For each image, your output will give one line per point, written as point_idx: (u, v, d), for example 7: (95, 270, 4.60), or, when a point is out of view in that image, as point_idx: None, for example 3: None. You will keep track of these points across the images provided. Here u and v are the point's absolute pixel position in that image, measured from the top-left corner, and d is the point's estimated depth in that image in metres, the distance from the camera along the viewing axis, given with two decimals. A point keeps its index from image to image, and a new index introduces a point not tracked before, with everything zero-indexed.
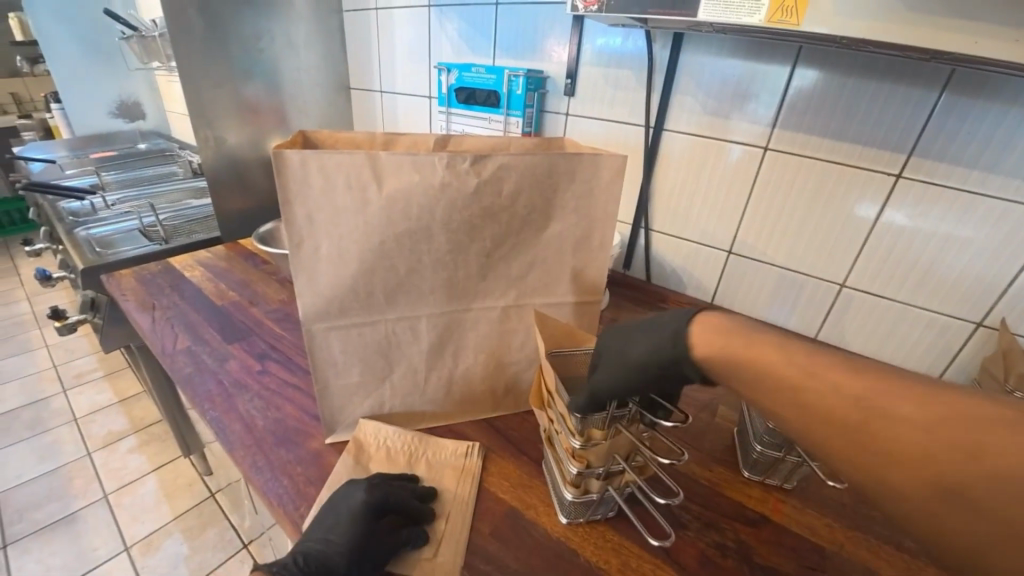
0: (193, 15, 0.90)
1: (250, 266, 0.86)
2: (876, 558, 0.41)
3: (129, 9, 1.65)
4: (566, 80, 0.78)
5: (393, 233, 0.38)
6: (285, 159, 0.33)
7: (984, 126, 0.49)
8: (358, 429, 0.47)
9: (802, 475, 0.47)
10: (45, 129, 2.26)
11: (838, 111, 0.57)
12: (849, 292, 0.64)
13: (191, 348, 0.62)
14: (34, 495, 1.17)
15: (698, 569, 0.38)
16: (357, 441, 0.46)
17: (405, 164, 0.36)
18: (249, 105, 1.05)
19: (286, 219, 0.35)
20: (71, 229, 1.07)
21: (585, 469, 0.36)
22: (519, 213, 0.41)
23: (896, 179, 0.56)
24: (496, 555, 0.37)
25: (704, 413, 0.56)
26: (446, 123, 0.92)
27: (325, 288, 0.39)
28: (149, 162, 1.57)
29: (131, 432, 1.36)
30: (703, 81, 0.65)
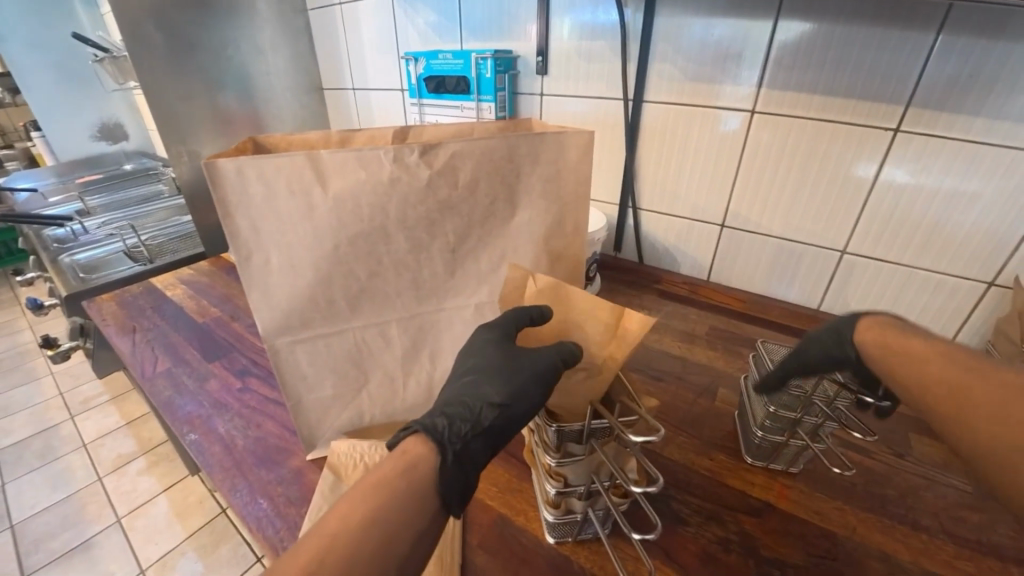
0: (151, 28, 0.87)
1: (231, 280, 0.84)
2: (890, 539, 0.38)
3: (99, 29, 1.62)
4: (538, 58, 0.74)
5: (346, 236, 0.36)
6: (219, 168, 0.31)
7: (987, 66, 0.45)
8: (331, 451, 0.44)
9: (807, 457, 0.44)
10: (30, 158, 2.25)
11: (826, 65, 0.53)
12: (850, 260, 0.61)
13: (171, 370, 0.60)
14: (49, 524, 1.18)
15: (700, 567, 0.36)
16: (331, 463, 0.43)
17: (349, 161, 0.33)
18: (221, 115, 1.03)
19: (228, 231, 0.33)
20: (55, 256, 1.06)
21: (565, 487, 0.34)
22: (481, 203, 0.38)
23: (893, 134, 0.52)
24: (487, 568, 0.35)
25: (702, 397, 0.53)
26: (419, 114, 0.89)
27: (282, 302, 0.37)
28: (132, 182, 1.55)
29: (140, 454, 1.36)
30: (681, 46, 0.61)
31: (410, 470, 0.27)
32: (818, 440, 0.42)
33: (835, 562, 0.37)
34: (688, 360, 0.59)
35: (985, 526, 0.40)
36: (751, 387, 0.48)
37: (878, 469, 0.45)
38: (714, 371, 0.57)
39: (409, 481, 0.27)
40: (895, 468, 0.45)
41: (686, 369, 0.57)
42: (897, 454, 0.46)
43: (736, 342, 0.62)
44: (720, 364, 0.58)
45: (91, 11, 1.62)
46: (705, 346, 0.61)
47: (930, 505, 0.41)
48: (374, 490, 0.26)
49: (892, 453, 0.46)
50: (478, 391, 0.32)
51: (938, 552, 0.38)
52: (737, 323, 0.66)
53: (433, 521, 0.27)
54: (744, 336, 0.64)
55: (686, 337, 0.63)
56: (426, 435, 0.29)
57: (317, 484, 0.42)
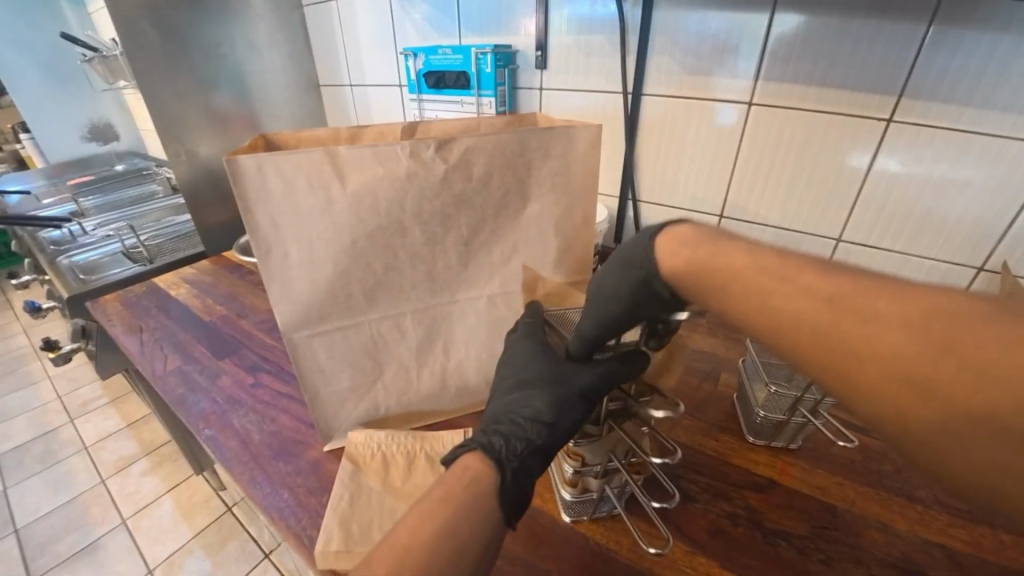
0: (147, 27, 0.86)
1: (235, 278, 0.84)
2: (887, 511, 0.40)
3: (86, 28, 1.60)
4: (536, 52, 0.75)
5: (364, 231, 0.37)
6: (240, 165, 0.31)
7: (977, 56, 0.47)
8: (349, 441, 0.45)
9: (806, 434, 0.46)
10: (18, 160, 2.22)
11: (821, 57, 0.54)
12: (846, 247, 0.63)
13: (182, 368, 0.61)
14: (53, 527, 1.18)
15: (710, 540, 0.38)
16: (349, 453, 0.44)
17: (366, 157, 0.34)
18: (218, 114, 1.02)
19: (249, 228, 0.34)
20: (53, 258, 1.05)
21: (582, 466, 0.35)
22: (493, 196, 0.39)
23: (888, 123, 0.53)
24: (506, 548, 0.37)
25: (706, 382, 0.55)
26: (419, 110, 0.90)
27: (301, 296, 0.37)
28: (126, 183, 1.54)
29: (143, 455, 1.36)
30: (679, 39, 0.62)
31: (473, 481, 0.29)
32: (818, 419, 0.44)
33: (837, 533, 0.38)
34: (691, 348, 0.61)
35: None
36: (752, 370, 0.49)
37: (877, 446, 0.47)
38: (716, 357, 0.59)
39: (470, 494, 0.28)
40: None
41: (689, 356, 0.59)
42: None
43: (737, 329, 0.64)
44: (723, 351, 0.60)
45: (78, 10, 1.59)
46: (707, 333, 0.63)
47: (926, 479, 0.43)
48: (440, 503, 0.27)
49: None
50: (528, 409, 0.34)
51: (935, 521, 0.39)
52: None
53: (498, 535, 0.28)
54: None
55: (688, 325, 0.65)
56: (484, 453, 0.31)
57: (337, 473, 0.43)
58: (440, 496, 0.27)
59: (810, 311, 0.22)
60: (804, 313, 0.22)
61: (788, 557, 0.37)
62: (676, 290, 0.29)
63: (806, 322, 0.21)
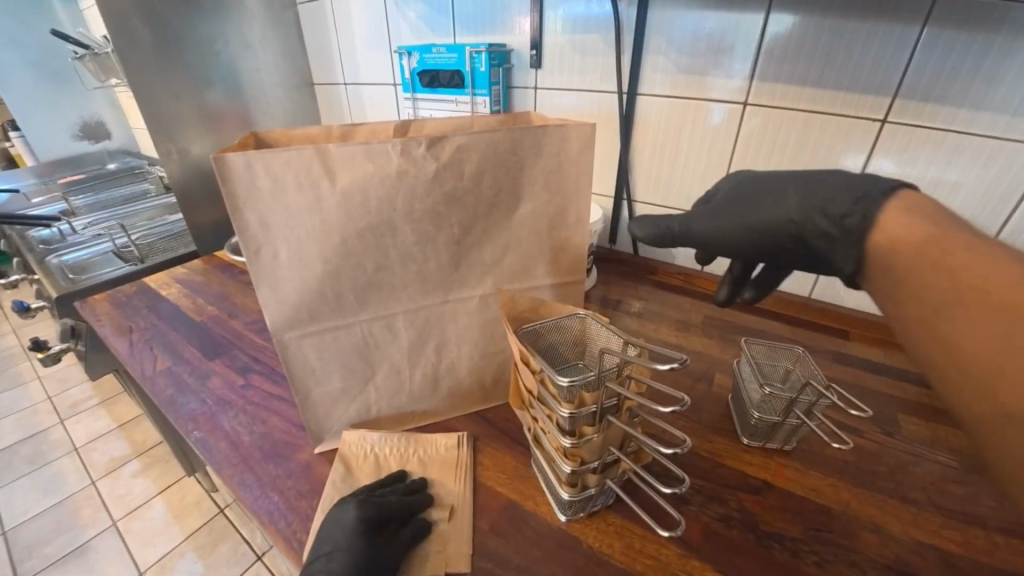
0: (138, 24, 0.85)
1: (227, 278, 0.83)
2: (880, 512, 0.40)
3: (77, 25, 1.58)
4: (531, 51, 0.75)
5: (355, 230, 0.36)
6: (227, 163, 0.30)
7: (971, 57, 0.47)
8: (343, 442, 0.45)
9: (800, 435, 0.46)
10: (8, 158, 2.19)
11: (816, 56, 0.54)
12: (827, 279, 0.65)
13: (171, 369, 0.60)
14: (42, 530, 1.17)
15: (704, 543, 0.37)
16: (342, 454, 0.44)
17: (357, 155, 0.34)
18: (210, 112, 1.01)
19: (237, 226, 0.33)
20: (42, 257, 1.04)
21: (580, 465, 0.34)
22: (486, 196, 0.39)
23: (881, 124, 0.53)
24: (499, 551, 0.36)
25: (700, 382, 0.55)
26: (413, 109, 0.89)
27: (290, 296, 0.37)
28: (118, 181, 1.52)
29: (134, 457, 1.34)
30: (674, 38, 0.62)
31: None
32: (812, 419, 0.44)
33: (831, 534, 0.38)
34: (686, 348, 0.60)
35: (969, 497, 0.42)
36: (746, 371, 0.49)
37: (870, 447, 0.47)
38: (710, 358, 0.58)
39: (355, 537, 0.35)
40: (884, 446, 0.47)
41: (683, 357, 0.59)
42: (886, 433, 0.48)
43: (731, 329, 0.64)
44: (717, 351, 0.60)
45: (69, 7, 1.57)
46: (702, 334, 0.63)
47: (919, 480, 0.43)
48: None
49: (881, 431, 0.48)
50: None
51: (928, 522, 0.39)
52: (731, 310, 0.68)
53: None
54: (738, 322, 0.65)
55: (683, 326, 0.65)
56: None
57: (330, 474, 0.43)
58: None
59: (930, 271, 0.27)
60: (926, 272, 0.27)
61: (781, 559, 0.36)
62: (843, 224, 0.32)
63: (922, 289, 0.27)
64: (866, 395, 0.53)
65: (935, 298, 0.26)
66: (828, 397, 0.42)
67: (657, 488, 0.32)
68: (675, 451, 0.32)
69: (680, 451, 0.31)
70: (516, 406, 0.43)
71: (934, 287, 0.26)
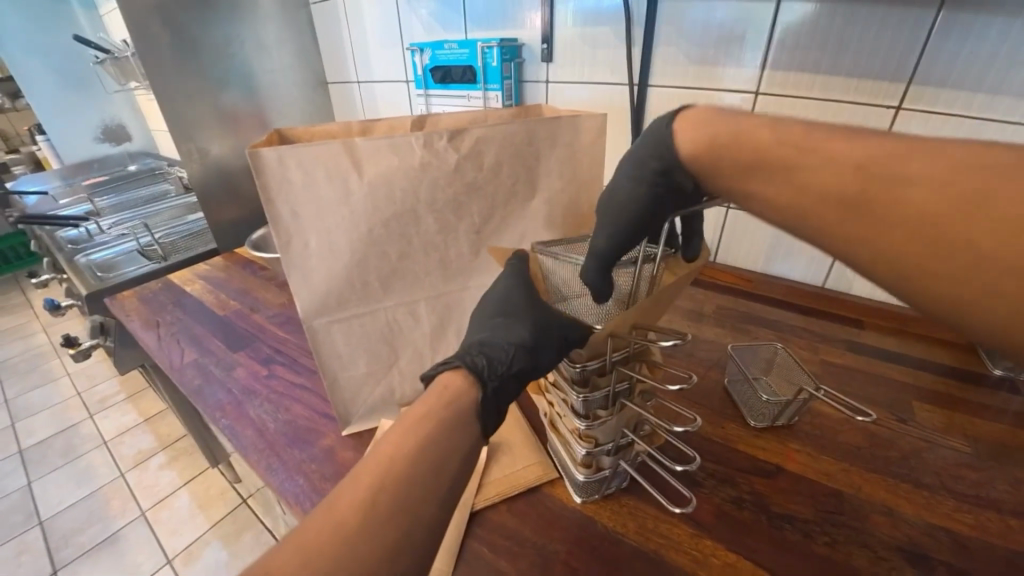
0: (159, 28, 0.88)
1: (249, 274, 0.86)
2: (893, 495, 0.41)
3: (98, 31, 1.62)
4: (542, 45, 0.75)
5: (380, 220, 0.38)
6: (263, 158, 0.32)
7: (987, 43, 0.46)
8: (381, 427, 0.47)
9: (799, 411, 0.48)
10: (34, 162, 2.26)
11: (828, 41, 0.54)
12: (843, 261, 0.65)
13: (198, 361, 0.62)
14: (75, 519, 1.22)
15: (716, 524, 0.38)
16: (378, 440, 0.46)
17: (382, 149, 0.35)
18: (228, 113, 1.04)
19: (271, 217, 0.35)
20: (71, 256, 1.08)
21: (595, 447, 0.35)
22: (503, 185, 0.40)
23: (896, 112, 0.53)
24: (517, 530, 0.37)
25: (713, 370, 0.55)
26: (426, 105, 0.91)
27: (320, 283, 0.38)
28: (140, 182, 1.56)
29: (160, 449, 1.39)
30: (685, 28, 0.62)
31: (455, 399, 0.29)
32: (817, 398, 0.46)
33: (843, 517, 0.39)
34: (698, 336, 0.61)
35: (984, 482, 0.42)
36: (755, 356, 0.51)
37: (884, 432, 0.47)
38: (723, 346, 0.59)
39: (453, 409, 0.28)
40: (898, 432, 0.47)
41: (695, 346, 0.59)
42: (899, 419, 0.49)
43: (744, 319, 0.64)
44: (729, 340, 0.60)
45: (89, 13, 1.62)
46: (714, 323, 0.63)
47: (932, 465, 0.43)
48: (392, 458, 0.25)
49: (895, 417, 0.49)
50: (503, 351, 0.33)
51: (941, 506, 0.40)
52: (743, 301, 0.68)
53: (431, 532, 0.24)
54: (751, 312, 0.65)
55: (695, 316, 0.65)
56: (464, 370, 0.31)
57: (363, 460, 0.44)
58: (405, 434, 0.26)
59: (834, 176, 0.21)
60: (830, 179, 0.21)
61: (794, 540, 0.37)
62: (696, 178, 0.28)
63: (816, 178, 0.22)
64: (881, 384, 0.53)
65: (868, 211, 0.20)
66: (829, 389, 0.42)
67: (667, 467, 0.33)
68: (687, 428, 0.33)
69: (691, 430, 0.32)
70: (533, 393, 0.44)
71: (848, 199, 0.20)
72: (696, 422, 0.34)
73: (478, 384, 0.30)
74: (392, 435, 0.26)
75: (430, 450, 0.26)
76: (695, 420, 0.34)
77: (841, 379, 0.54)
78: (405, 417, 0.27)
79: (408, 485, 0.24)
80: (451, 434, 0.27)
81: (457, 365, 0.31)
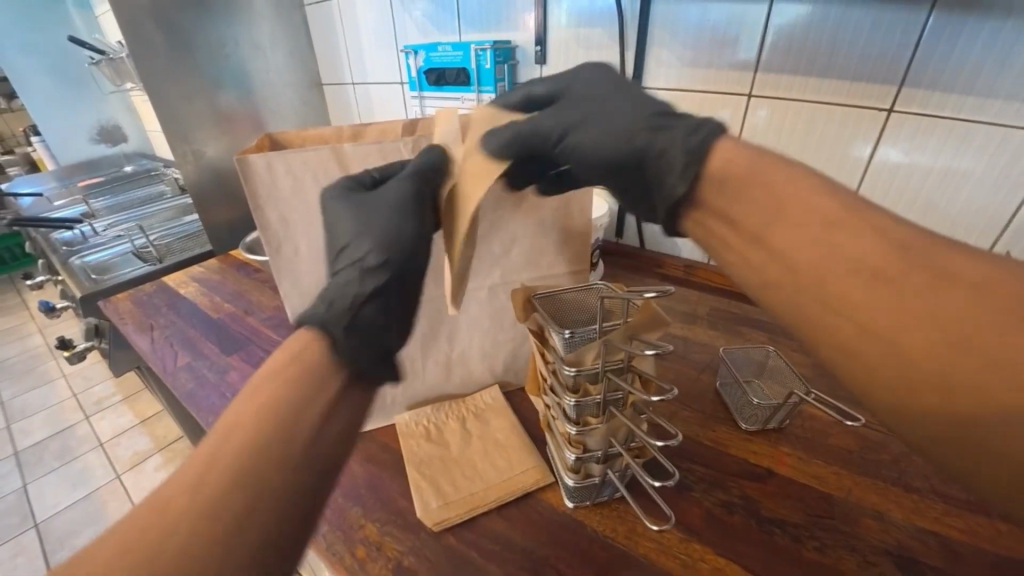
0: (152, 30, 0.87)
1: (243, 276, 0.86)
2: (880, 499, 0.41)
3: (93, 31, 1.61)
4: (536, 47, 0.75)
5: None
6: (250, 164, 0.32)
7: (977, 45, 0.46)
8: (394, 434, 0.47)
9: (790, 415, 0.48)
10: (30, 163, 2.25)
11: (820, 45, 0.54)
12: None
13: (191, 364, 0.62)
14: (72, 522, 1.22)
15: (705, 528, 0.38)
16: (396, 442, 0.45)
17: (371, 153, 0.36)
18: (223, 115, 1.04)
19: (260, 223, 0.35)
20: (66, 258, 1.07)
21: (584, 453, 0.36)
22: (494, 189, 0.40)
23: (888, 114, 0.53)
24: (507, 535, 0.37)
25: (705, 373, 0.56)
26: (420, 107, 0.91)
27: (310, 287, 0.38)
28: (135, 183, 1.56)
29: (156, 451, 1.39)
30: (679, 31, 0.62)
31: (293, 399, 0.25)
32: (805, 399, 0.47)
33: (833, 521, 0.39)
34: (690, 339, 0.61)
35: None
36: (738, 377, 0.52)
37: (874, 436, 0.47)
38: (715, 349, 0.59)
39: (281, 434, 0.23)
40: (889, 435, 0.47)
41: (688, 349, 0.60)
42: None
43: (736, 321, 0.64)
44: (721, 342, 0.60)
45: (83, 13, 1.60)
46: (706, 326, 0.64)
47: (922, 468, 0.44)
48: (208, 451, 0.22)
49: (886, 421, 0.49)
50: (353, 286, 0.31)
51: (930, 510, 0.40)
52: (736, 303, 0.68)
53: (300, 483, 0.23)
54: (743, 315, 0.66)
55: (688, 318, 0.65)
56: (312, 332, 0.29)
57: (353, 467, 0.44)
58: (245, 422, 0.23)
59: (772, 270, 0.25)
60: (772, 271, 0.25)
61: (783, 544, 0.37)
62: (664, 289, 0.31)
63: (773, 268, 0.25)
64: None
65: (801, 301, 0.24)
66: (809, 397, 0.44)
67: (647, 483, 0.33)
68: (669, 443, 0.33)
69: (675, 443, 0.32)
70: (533, 393, 0.43)
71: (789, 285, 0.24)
72: (679, 437, 0.33)
73: (331, 349, 0.29)
74: (224, 436, 0.23)
75: (251, 473, 0.22)
76: (679, 435, 0.33)
77: (833, 382, 0.54)
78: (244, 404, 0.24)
79: (239, 468, 0.22)
80: (274, 442, 0.23)
81: (314, 332, 0.29)
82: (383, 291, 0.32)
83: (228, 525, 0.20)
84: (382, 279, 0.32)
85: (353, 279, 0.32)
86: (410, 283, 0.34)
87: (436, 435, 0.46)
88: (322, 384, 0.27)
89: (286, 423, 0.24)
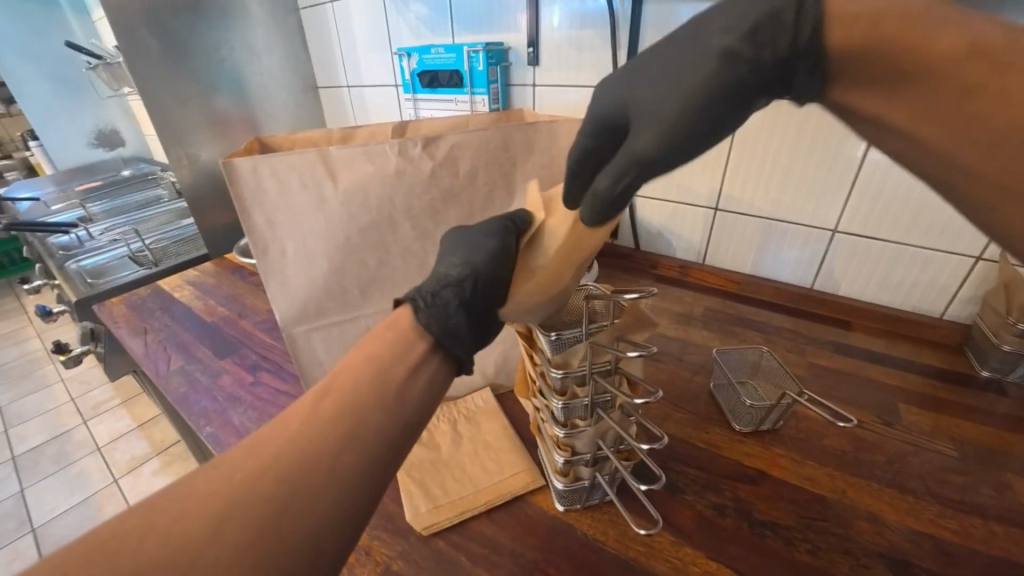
0: (146, 34, 0.88)
1: (238, 279, 0.86)
2: (874, 500, 0.41)
3: (90, 36, 1.62)
4: (528, 49, 0.75)
5: (357, 228, 0.37)
6: (236, 167, 0.32)
7: None
8: None
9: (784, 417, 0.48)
10: (28, 167, 2.25)
11: None
12: (832, 251, 0.63)
13: (184, 367, 0.62)
14: (69, 526, 1.21)
15: (697, 531, 0.38)
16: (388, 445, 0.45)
17: (356, 156, 0.35)
18: (219, 118, 1.04)
19: (246, 226, 0.35)
20: (62, 262, 1.07)
21: (573, 456, 0.36)
22: (482, 192, 0.40)
23: None
24: (496, 539, 0.37)
25: (698, 374, 0.55)
26: (414, 109, 0.91)
27: (298, 290, 0.38)
28: (132, 187, 1.56)
29: (153, 455, 1.39)
30: (671, 31, 0.62)
31: (379, 395, 0.23)
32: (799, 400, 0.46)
33: (825, 523, 0.39)
34: (684, 340, 0.61)
35: (968, 487, 0.42)
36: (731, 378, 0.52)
37: (869, 436, 0.47)
38: (709, 350, 0.59)
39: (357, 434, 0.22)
40: (884, 436, 0.47)
41: (682, 350, 0.59)
42: (886, 423, 0.48)
43: (730, 322, 0.64)
44: (715, 343, 0.60)
45: (80, 19, 1.61)
46: (700, 327, 0.63)
47: (917, 469, 0.43)
48: (291, 434, 0.21)
49: (881, 421, 0.49)
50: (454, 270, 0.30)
51: (925, 512, 0.40)
52: (731, 304, 0.68)
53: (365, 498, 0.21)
54: (737, 315, 0.65)
55: (683, 319, 0.65)
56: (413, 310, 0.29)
57: None
58: (330, 411, 0.22)
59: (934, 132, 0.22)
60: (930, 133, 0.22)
61: (776, 547, 0.37)
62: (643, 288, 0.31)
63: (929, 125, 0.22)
64: (867, 387, 0.53)
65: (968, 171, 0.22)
66: (802, 399, 0.43)
67: (633, 486, 0.32)
68: (655, 445, 0.32)
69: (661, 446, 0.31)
70: (522, 395, 0.43)
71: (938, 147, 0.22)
72: (664, 439, 0.32)
73: (424, 335, 0.28)
74: (306, 420, 0.22)
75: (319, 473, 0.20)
76: (664, 437, 0.32)
77: (827, 382, 0.54)
78: (332, 391, 0.23)
79: (309, 465, 0.20)
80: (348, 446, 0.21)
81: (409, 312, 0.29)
82: (471, 306, 0.30)
83: (293, 529, 0.19)
84: (468, 295, 0.29)
85: (453, 278, 0.30)
86: (500, 296, 0.31)
87: (427, 438, 0.45)
88: (406, 347, 0.26)
89: (371, 422, 0.22)
